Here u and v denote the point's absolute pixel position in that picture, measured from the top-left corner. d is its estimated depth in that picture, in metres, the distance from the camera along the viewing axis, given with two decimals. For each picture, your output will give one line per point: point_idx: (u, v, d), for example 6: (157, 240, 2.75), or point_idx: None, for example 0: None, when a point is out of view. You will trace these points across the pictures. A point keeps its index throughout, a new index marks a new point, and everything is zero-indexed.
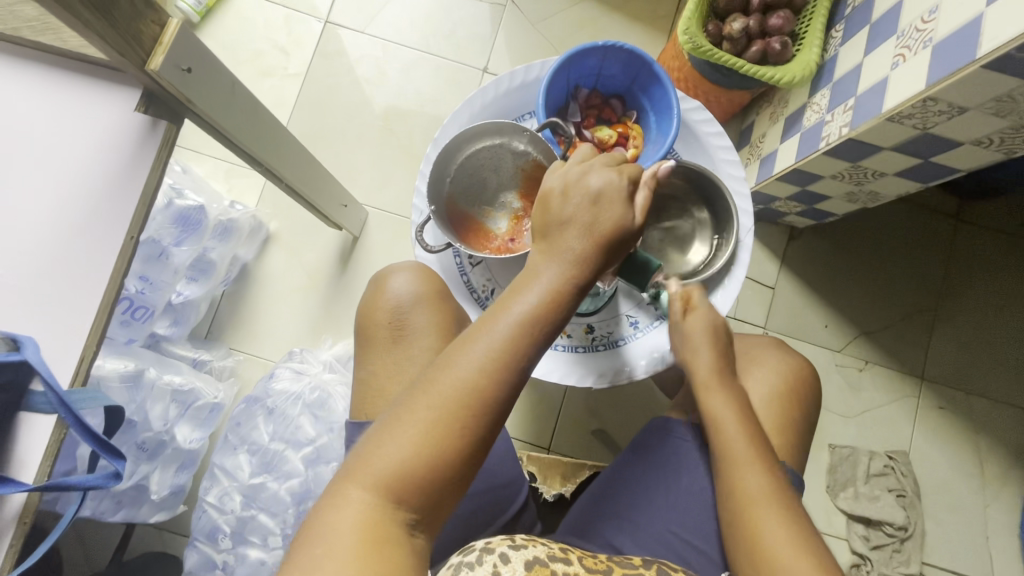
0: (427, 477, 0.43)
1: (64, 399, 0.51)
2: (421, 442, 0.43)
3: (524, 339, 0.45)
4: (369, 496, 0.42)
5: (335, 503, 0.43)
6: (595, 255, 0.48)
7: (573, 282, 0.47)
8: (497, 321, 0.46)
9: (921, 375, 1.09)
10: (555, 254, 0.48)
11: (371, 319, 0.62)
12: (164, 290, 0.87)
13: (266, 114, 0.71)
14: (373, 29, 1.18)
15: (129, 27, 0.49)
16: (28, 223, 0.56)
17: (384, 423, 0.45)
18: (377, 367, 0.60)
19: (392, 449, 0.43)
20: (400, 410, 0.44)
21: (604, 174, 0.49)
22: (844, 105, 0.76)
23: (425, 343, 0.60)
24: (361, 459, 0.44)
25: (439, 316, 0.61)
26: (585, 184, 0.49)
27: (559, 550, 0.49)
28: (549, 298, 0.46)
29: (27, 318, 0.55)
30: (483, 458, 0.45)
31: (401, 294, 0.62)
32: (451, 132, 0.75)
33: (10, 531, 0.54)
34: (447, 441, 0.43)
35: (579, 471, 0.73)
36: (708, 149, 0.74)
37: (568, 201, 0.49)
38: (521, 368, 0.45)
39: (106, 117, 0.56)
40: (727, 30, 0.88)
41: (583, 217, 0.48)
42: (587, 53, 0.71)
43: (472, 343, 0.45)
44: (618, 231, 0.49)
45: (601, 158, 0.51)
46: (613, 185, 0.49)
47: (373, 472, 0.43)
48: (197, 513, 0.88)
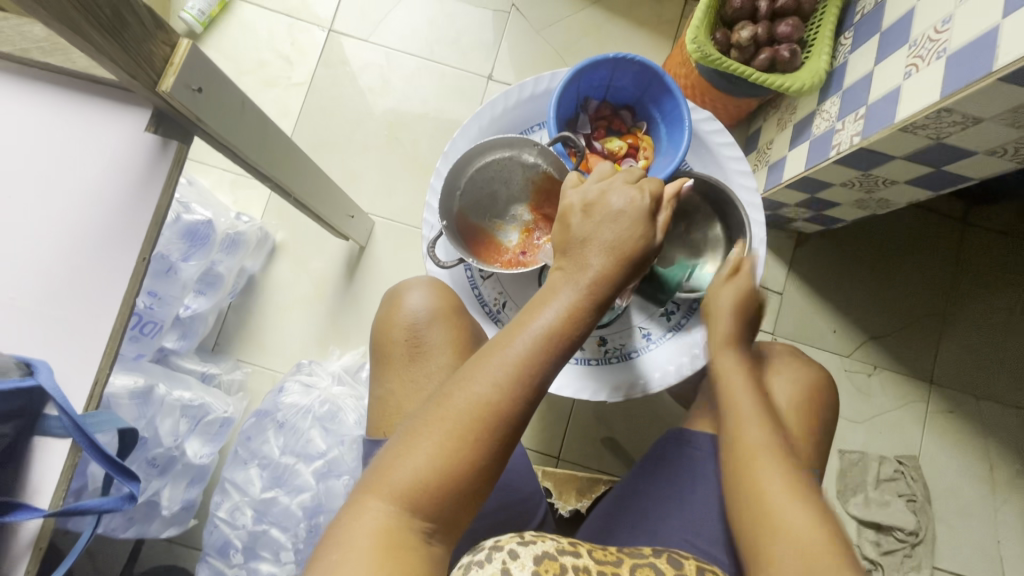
0: (441, 492, 0.41)
1: (78, 423, 0.50)
2: (436, 456, 0.41)
3: (541, 356, 0.43)
4: (385, 506, 0.40)
5: (352, 512, 0.41)
6: (614, 273, 0.46)
7: (591, 300, 0.45)
8: (514, 337, 0.44)
9: (930, 379, 1.08)
10: (574, 271, 0.46)
11: (387, 337, 0.61)
12: (173, 305, 0.86)
13: (275, 130, 0.71)
14: (377, 38, 1.18)
15: (139, 49, 0.49)
16: (37, 246, 0.55)
17: (402, 434, 0.43)
18: (394, 386, 0.60)
19: (407, 462, 0.41)
20: (417, 421, 0.43)
21: (625, 194, 0.48)
22: (855, 113, 0.76)
23: (441, 362, 0.59)
24: (378, 471, 0.42)
25: (455, 334, 0.61)
26: (606, 203, 0.48)
27: (568, 544, 0.46)
28: (568, 315, 0.44)
29: (42, 342, 0.55)
30: (498, 476, 0.43)
31: (417, 310, 0.61)
32: (461, 145, 0.75)
33: (25, 557, 0.53)
34: (461, 454, 0.41)
35: (594, 486, 0.73)
36: (720, 161, 0.73)
37: (589, 220, 0.48)
38: (539, 385, 0.43)
39: (116, 136, 0.56)
40: (736, 38, 0.88)
41: (603, 234, 0.47)
42: (598, 65, 0.70)
43: (488, 359, 0.43)
44: (639, 249, 0.47)
45: (622, 174, 0.50)
46: (635, 204, 0.47)
47: (389, 483, 0.41)
48: (208, 528, 0.87)
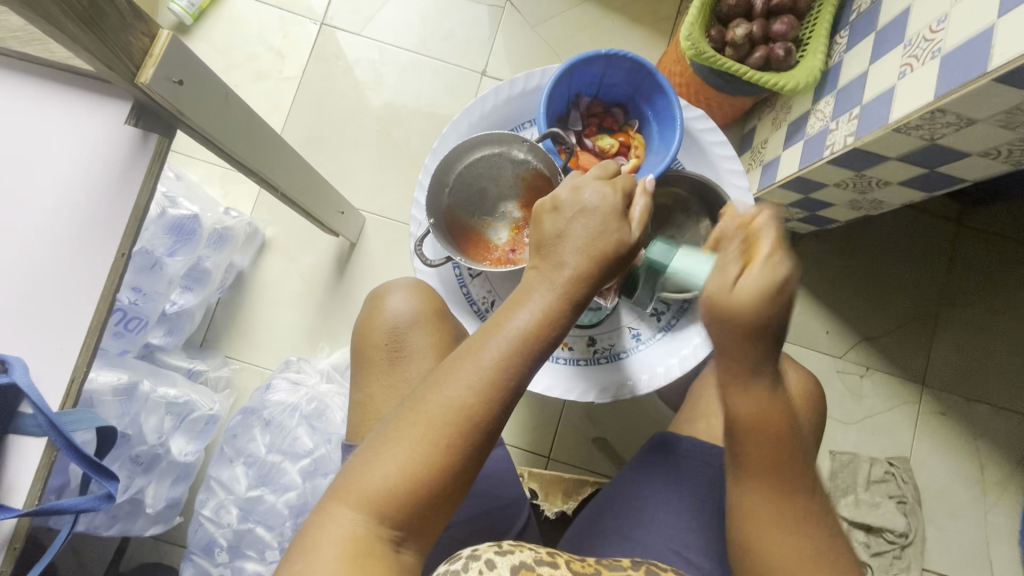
0: (412, 501, 0.40)
1: (54, 421, 0.49)
2: (408, 464, 0.40)
3: (516, 360, 0.42)
4: (353, 515, 0.40)
5: (321, 520, 0.40)
6: (592, 272, 0.45)
7: (569, 301, 0.44)
8: (487, 340, 0.43)
9: (921, 382, 1.08)
10: (549, 270, 0.45)
11: (368, 339, 0.61)
12: (159, 301, 0.85)
13: (261, 124, 0.70)
14: (370, 31, 1.17)
15: (117, 40, 0.48)
16: (12, 241, 0.54)
17: (373, 441, 0.42)
18: (375, 390, 0.59)
19: (377, 469, 0.40)
20: (388, 426, 0.42)
21: (597, 190, 0.46)
22: (849, 113, 0.75)
23: (424, 363, 0.58)
24: (349, 477, 0.41)
25: (437, 337, 0.60)
26: (577, 198, 0.46)
27: (547, 553, 0.45)
28: (543, 318, 0.43)
29: (17, 338, 0.53)
30: (472, 481, 0.42)
31: (399, 313, 0.60)
32: (450, 142, 0.74)
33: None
34: (434, 462, 0.40)
35: (581, 487, 0.71)
36: (712, 159, 0.72)
37: (560, 215, 0.46)
38: (513, 388, 0.42)
39: (95, 130, 0.55)
40: (730, 35, 0.87)
41: (576, 232, 0.45)
42: (589, 61, 0.69)
43: (462, 362, 0.42)
44: (614, 248, 0.45)
45: (592, 172, 0.49)
46: (608, 201, 0.46)
47: (358, 490, 0.40)
48: (193, 526, 0.87)
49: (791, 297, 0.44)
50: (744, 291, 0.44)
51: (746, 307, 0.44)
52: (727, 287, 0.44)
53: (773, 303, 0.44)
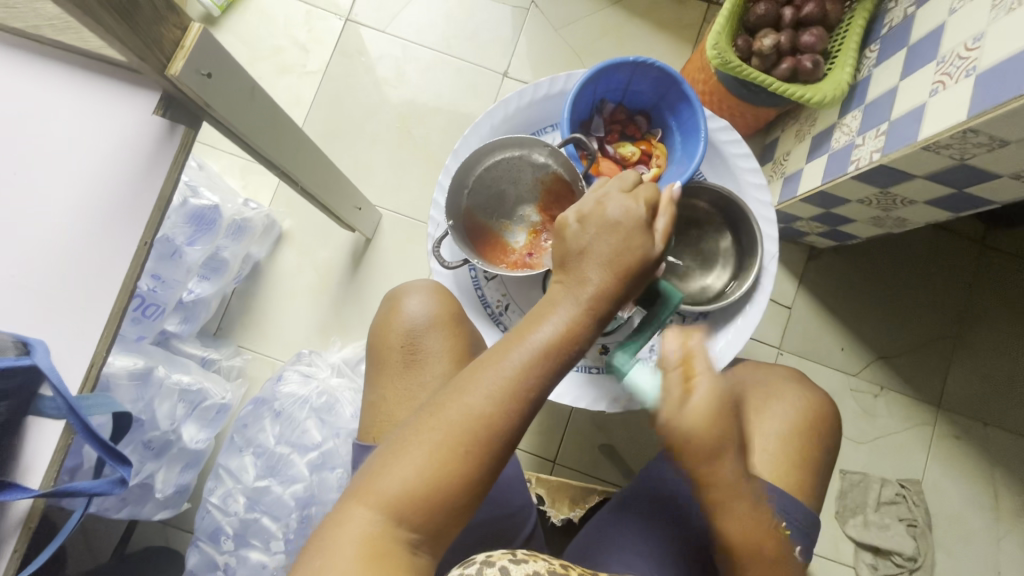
0: (430, 506, 0.39)
1: (73, 405, 0.50)
2: (427, 469, 0.39)
3: (538, 372, 0.41)
4: (371, 515, 0.39)
5: (340, 518, 0.40)
6: (617, 288, 0.42)
7: (592, 317, 0.42)
8: (510, 349, 0.41)
9: (937, 404, 1.06)
10: (574, 284, 0.43)
11: (384, 341, 0.60)
12: (176, 288, 0.86)
13: (285, 118, 0.70)
14: (393, 29, 1.17)
15: (150, 31, 0.48)
16: (37, 226, 0.55)
17: (392, 443, 0.41)
18: (389, 393, 0.58)
19: (396, 471, 0.40)
20: (408, 430, 0.41)
21: (621, 204, 0.43)
22: (876, 129, 0.74)
23: (438, 369, 0.58)
24: (367, 477, 0.40)
25: (452, 342, 0.59)
26: (602, 212, 0.43)
27: (560, 566, 0.45)
28: (566, 331, 0.41)
29: (37, 322, 0.54)
30: (489, 490, 0.41)
31: (416, 316, 0.60)
32: (472, 143, 0.73)
33: (14, 536, 0.51)
34: (454, 469, 0.39)
35: (588, 496, 0.70)
36: (735, 171, 0.71)
37: (584, 229, 0.43)
38: (534, 399, 0.41)
39: (124, 119, 0.55)
40: (758, 46, 0.85)
41: (599, 247, 0.43)
42: (616, 68, 0.68)
43: (483, 370, 0.41)
44: (638, 263, 0.43)
45: (616, 183, 0.46)
46: (633, 215, 0.43)
47: (377, 490, 0.40)
48: (200, 513, 0.88)
49: (728, 408, 0.48)
50: (697, 411, 0.46)
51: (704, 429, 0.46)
52: (678, 412, 0.46)
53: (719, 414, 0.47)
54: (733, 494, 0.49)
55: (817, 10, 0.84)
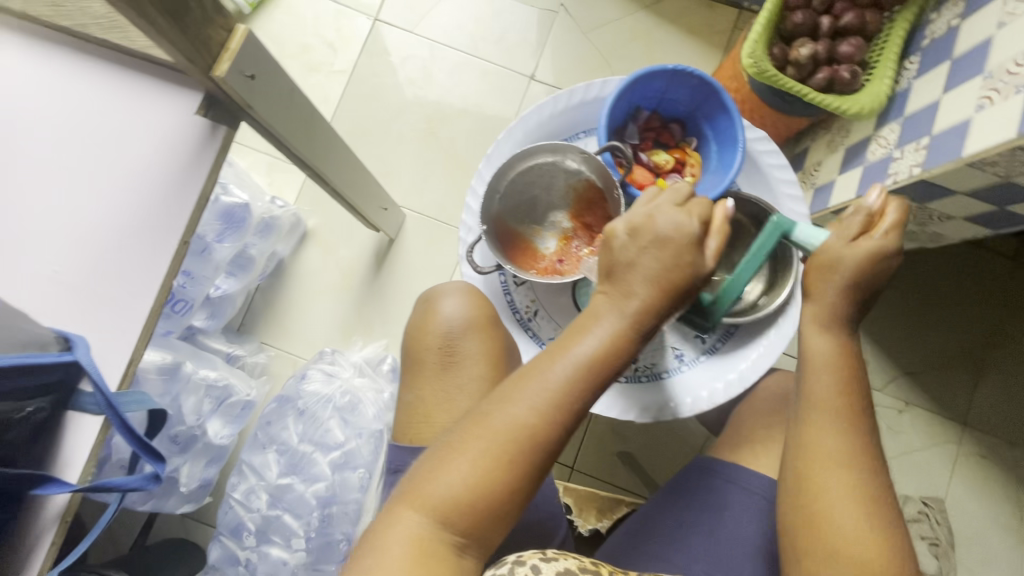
0: (478, 511, 0.39)
1: (112, 402, 0.51)
2: (475, 476, 0.39)
3: (583, 382, 0.41)
4: (420, 519, 0.39)
5: (387, 522, 0.40)
6: (663, 303, 0.42)
7: (635, 333, 0.42)
8: (554, 362, 0.41)
9: (963, 422, 1.05)
10: (619, 298, 0.43)
11: (420, 342, 0.60)
12: (204, 284, 0.87)
13: (319, 119, 0.70)
14: (421, 30, 1.17)
15: (199, 33, 0.49)
16: (78, 224, 0.55)
17: (437, 450, 0.41)
18: (425, 394, 0.58)
19: (443, 478, 0.40)
20: (451, 438, 0.41)
21: (673, 218, 0.43)
22: (916, 143, 0.73)
23: (475, 371, 0.58)
24: (414, 482, 0.41)
25: (489, 344, 0.59)
26: (653, 226, 0.43)
27: (590, 564, 0.45)
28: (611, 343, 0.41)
29: (77, 319, 0.54)
30: (531, 500, 0.41)
31: (452, 318, 0.59)
32: (505, 148, 0.73)
33: (52, 529, 0.52)
34: (502, 475, 0.39)
35: (616, 505, 0.69)
36: (770, 182, 0.71)
37: (633, 243, 0.43)
38: (578, 411, 0.41)
39: (166, 118, 0.56)
40: (794, 55, 0.84)
41: (647, 262, 0.42)
42: (654, 75, 0.68)
43: (528, 380, 0.41)
44: (684, 281, 0.42)
45: (668, 196, 0.45)
46: (684, 231, 0.42)
47: (425, 496, 0.40)
48: (223, 508, 0.88)
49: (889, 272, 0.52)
50: (857, 250, 0.51)
51: (851, 262, 0.51)
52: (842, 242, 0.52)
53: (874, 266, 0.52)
54: (833, 331, 0.52)
55: (857, 20, 0.83)
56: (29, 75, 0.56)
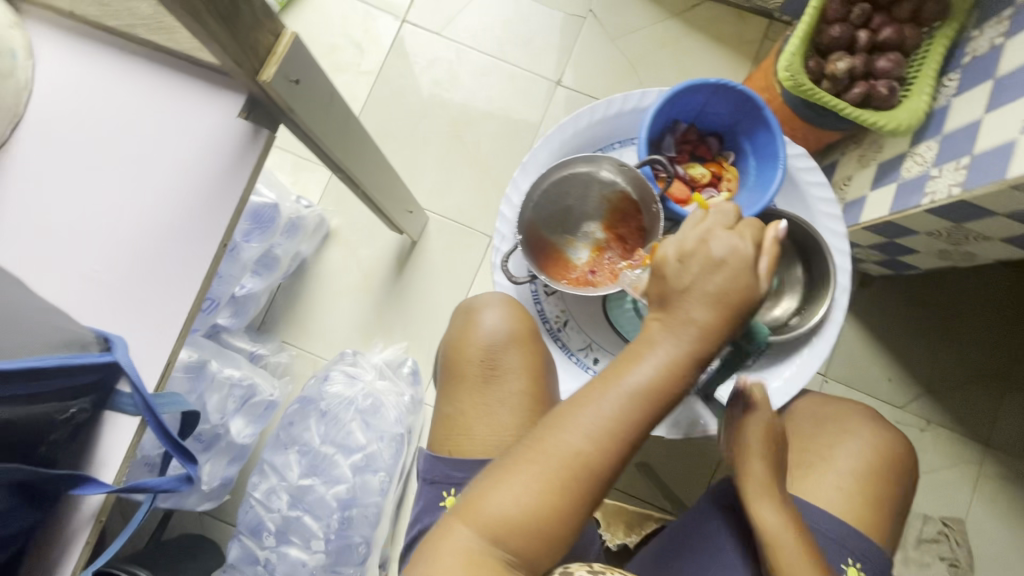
0: (531, 531, 0.42)
1: (150, 403, 0.51)
2: (531, 497, 0.42)
3: (635, 412, 0.43)
4: (474, 534, 0.42)
5: (443, 534, 0.43)
6: (721, 326, 0.44)
7: (693, 360, 0.44)
8: (606, 390, 0.44)
9: (986, 443, 1.03)
10: (674, 324, 0.44)
11: (462, 353, 0.60)
12: (230, 283, 0.88)
13: (355, 123, 0.70)
14: (449, 32, 1.17)
15: (248, 37, 0.49)
16: (120, 224, 0.55)
17: (494, 470, 0.44)
18: (465, 406, 0.59)
19: (499, 496, 0.42)
20: (506, 458, 0.44)
21: (728, 242, 0.44)
22: (956, 161, 0.72)
23: (517, 386, 0.59)
24: (471, 498, 0.43)
25: (529, 358, 0.60)
26: (706, 251, 0.44)
27: None
28: (665, 373, 0.44)
29: (116, 319, 0.54)
30: (583, 526, 0.43)
31: (494, 331, 0.60)
32: (541, 157, 0.73)
33: (87, 529, 0.52)
34: (556, 498, 0.42)
35: (645, 522, 0.70)
36: (810, 205, 0.70)
37: (687, 267, 0.44)
38: (629, 442, 0.44)
39: (210, 121, 0.56)
40: (831, 68, 0.83)
41: (704, 286, 0.44)
42: (695, 89, 0.68)
43: (582, 407, 0.44)
44: (742, 302, 0.44)
45: (718, 219, 0.46)
46: (738, 253, 0.44)
47: (480, 513, 0.42)
48: (243, 507, 0.88)
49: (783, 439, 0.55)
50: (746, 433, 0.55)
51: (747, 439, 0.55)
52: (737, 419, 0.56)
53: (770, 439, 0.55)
54: (768, 502, 0.53)
55: (895, 36, 0.82)
56: (73, 73, 0.56)
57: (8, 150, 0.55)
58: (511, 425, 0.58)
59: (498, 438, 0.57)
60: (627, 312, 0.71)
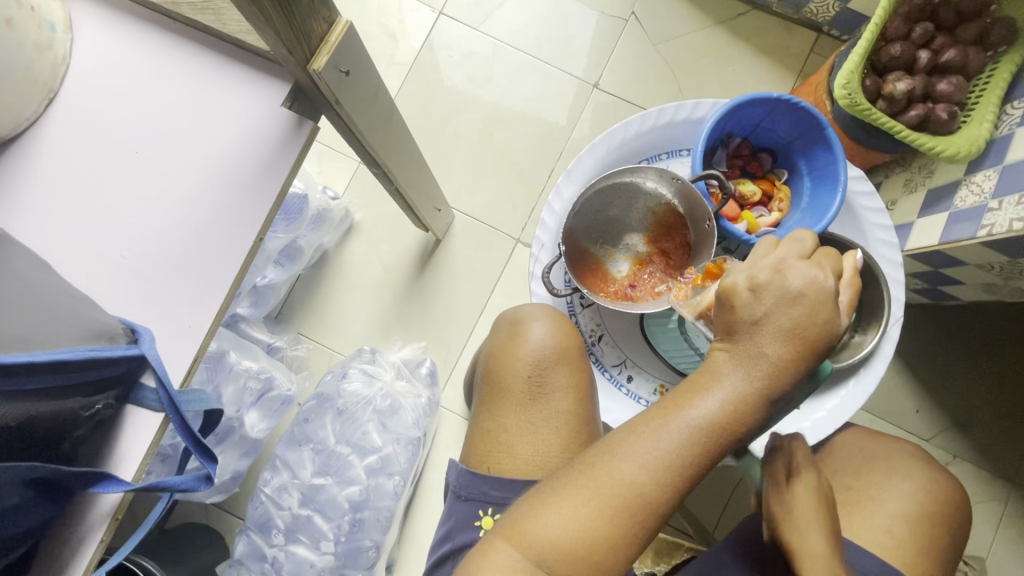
0: (579, 562, 0.39)
1: (174, 399, 0.48)
2: (582, 525, 0.39)
3: (696, 447, 0.41)
4: (518, 557, 0.40)
5: (484, 552, 0.41)
6: (791, 365, 0.42)
7: (762, 397, 0.41)
8: (668, 420, 0.42)
9: (1015, 483, 0.98)
10: (742, 356, 0.42)
11: (509, 368, 0.59)
12: (253, 273, 0.86)
13: (396, 117, 0.67)
14: (486, 27, 1.14)
15: (303, 24, 0.46)
16: (153, 212, 0.53)
17: (542, 492, 0.42)
18: (508, 422, 0.58)
19: (548, 522, 0.40)
20: (555, 482, 0.42)
21: (806, 274, 0.42)
22: (1018, 195, 0.69)
23: (563, 407, 0.57)
24: (517, 519, 0.41)
25: (576, 378, 0.59)
26: (783, 281, 0.43)
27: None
28: (730, 408, 0.41)
29: (146, 309, 0.52)
30: (631, 564, 0.40)
31: (541, 346, 0.59)
32: (586, 164, 0.70)
33: (103, 526, 0.50)
34: (607, 528, 0.40)
35: (674, 551, 0.70)
36: (862, 224, 0.69)
37: (760, 300, 0.43)
38: (687, 478, 0.41)
39: (253, 111, 0.53)
40: (889, 89, 0.80)
41: (779, 318, 0.42)
42: (755, 103, 0.66)
43: (640, 436, 0.42)
44: (821, 338, 0.42)
45: (793, 248, 0.44)
46: (818, 286, 0.42)
47: (526, 535, 0.40)
48: (253, 502, 0.86)
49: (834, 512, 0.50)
50: (804, 496, 0.49)
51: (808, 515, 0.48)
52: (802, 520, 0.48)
53: (827, 511, 0.49)
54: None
55: (958, 58, 0.79)
56: (114, 50, 0.54)
57: (42, 128, 0.52)
58: (555, 447, 0.56)
59: (542, 459, 0.56)
60: (669, 332, 0.66)
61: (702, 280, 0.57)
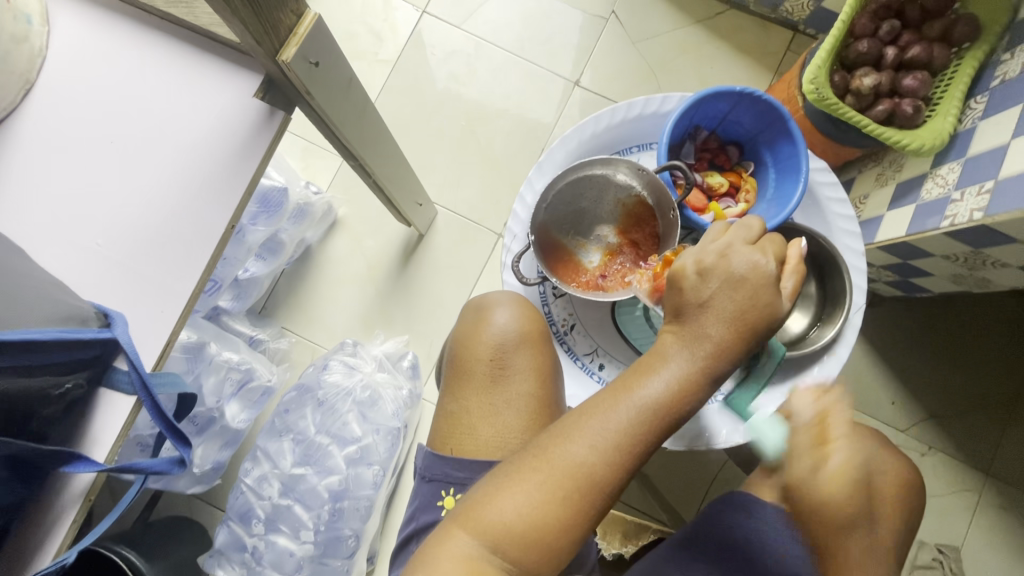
0: (530, 541, 0.41)
1: (145, 381, 0.49)
2: (532, 507, 0.42)
3: (642, 427, 0.43)
4: (473, 541, 0.42)
5: (441, 540, 0.43)
6: (734, 346, 0.44)
7: (705, 375, 0.44)
8: (617, 403, 0.44)
9: (986, 471, 0.99)
10: (689, 338, 0.44)
11: (472, 353, 0.60)
12: (235, 265, 0.87)
13: (370, 110, 0.69)
14: (469, 26, 1.15)
15: (271, 16, 0.47)
16: (126, 200, 0.54)
17: (497, 479, 0.44)
18: (470, 404, 0.59)
19: (499, 506, 0.42)
20: (509, 467, 0.44)
21: (748, 258, 0.44)
22: (979, 186, 0.71)
23: (525, 388, 0.59)
24: (471, 505, 0.43)
25: (539, 360, 0.60)
26: (726, 266, 0.44)
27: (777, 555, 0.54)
28: (676, 387, 0.43)
29: (118, 295, 0.53)
30: (584, 541, 0.43)
31: (504, 330, 0.60)
32: (558, 158, 0.72)
33: (74, 507, 0.51)
34: (556, 508, 0.42)
35: (640, 533, 0.73)
36: (827, 216, 0.71)
37: (705, 283, 0.44)
38: (637, 455, 0.43)
39: (224, 101, 0.55)
40: (856, 84, 0.82)
41: (721, 300, 0.44)
42: (721, 96, 0.67)
43: (588, 420, 0.44)
44: (762, 320, 0.43)
45: (740, 234, 0.46)
46: (760, 269, 0.44)
47: (478, 519, 0.42)
48: (234, 492, 0.88)
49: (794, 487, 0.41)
50: None
51: None
52: None
53: None
54: None
55: (923, 54, 0.81)
56: (90, 42, 0.55)
57: (18, 117, 0.53)
58: (517, 428, 0.58)
59: (502, 439, 0.57)
60: (637, 319, 0.70)
61: (660, 269, 0.59)
